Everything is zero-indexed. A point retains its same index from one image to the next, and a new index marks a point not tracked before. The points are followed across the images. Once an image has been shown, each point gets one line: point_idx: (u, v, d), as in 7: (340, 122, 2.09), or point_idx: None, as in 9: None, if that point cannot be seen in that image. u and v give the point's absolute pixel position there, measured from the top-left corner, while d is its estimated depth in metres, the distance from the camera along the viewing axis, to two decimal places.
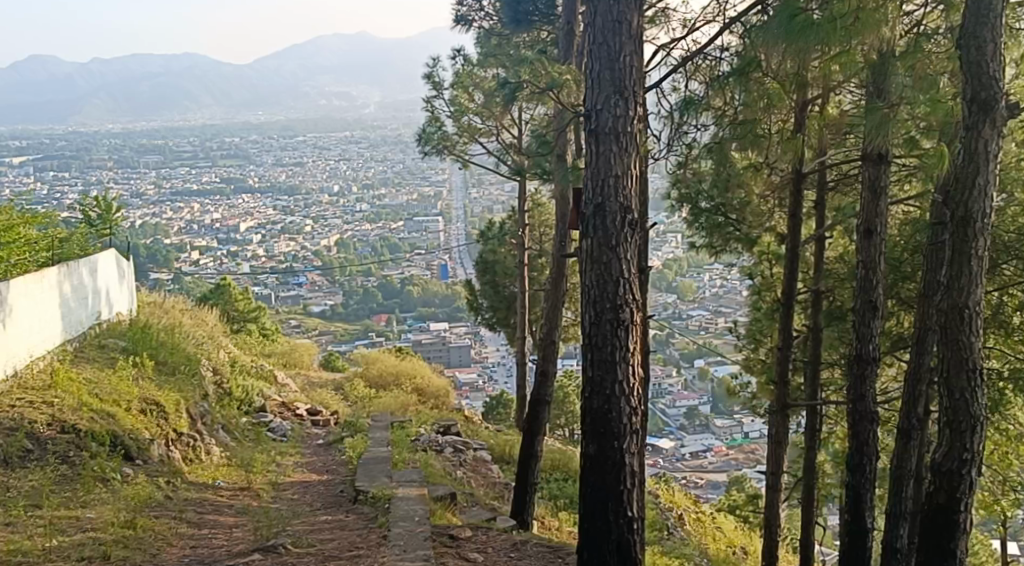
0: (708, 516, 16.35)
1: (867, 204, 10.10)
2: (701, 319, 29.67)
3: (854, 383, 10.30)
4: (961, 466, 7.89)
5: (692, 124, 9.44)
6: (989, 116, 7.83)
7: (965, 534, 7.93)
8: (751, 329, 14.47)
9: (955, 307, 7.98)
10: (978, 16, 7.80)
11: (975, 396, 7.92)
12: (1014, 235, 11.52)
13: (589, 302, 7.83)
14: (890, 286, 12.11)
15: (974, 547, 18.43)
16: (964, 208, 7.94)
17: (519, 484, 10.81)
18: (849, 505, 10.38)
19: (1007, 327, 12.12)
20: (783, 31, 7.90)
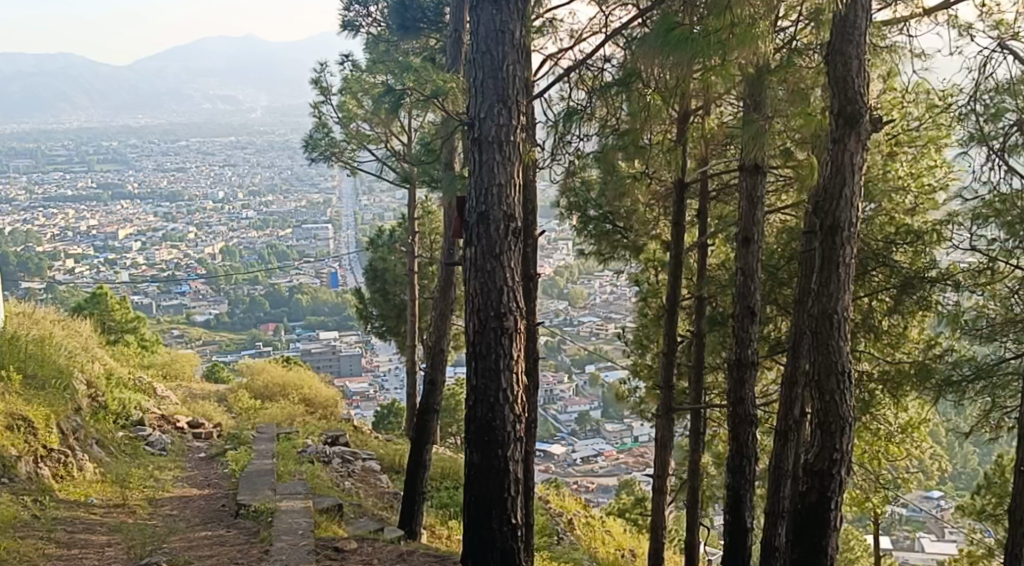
0: (598, 520, 16.54)
1: (745, 215, 10.36)
2: (592, 325, 30.04)
3: (734, 387, 10.55)
4: (832, 467, 8.19)
5: (574, 136, 9.52)
6: (855, 130, 8.15)
7: (835, 531, 8.25)
8: (638, 335, 14.66)
9: (825, 313, 8.27)
10: (844, 33, 8.08)
11: (844, 398, 8.22)
12: (881, 243, 12.01)
13: (473, 311, 7.87)
14: (768, 292, 12.46)
15: (850, 542, 19.06)
16: (832, 217, 8.24)
17: (407, 493, 10.77)
18: (730, 506, 10.64)
19: (877, 330, 12.54)
20: (660, 43, 8.07)
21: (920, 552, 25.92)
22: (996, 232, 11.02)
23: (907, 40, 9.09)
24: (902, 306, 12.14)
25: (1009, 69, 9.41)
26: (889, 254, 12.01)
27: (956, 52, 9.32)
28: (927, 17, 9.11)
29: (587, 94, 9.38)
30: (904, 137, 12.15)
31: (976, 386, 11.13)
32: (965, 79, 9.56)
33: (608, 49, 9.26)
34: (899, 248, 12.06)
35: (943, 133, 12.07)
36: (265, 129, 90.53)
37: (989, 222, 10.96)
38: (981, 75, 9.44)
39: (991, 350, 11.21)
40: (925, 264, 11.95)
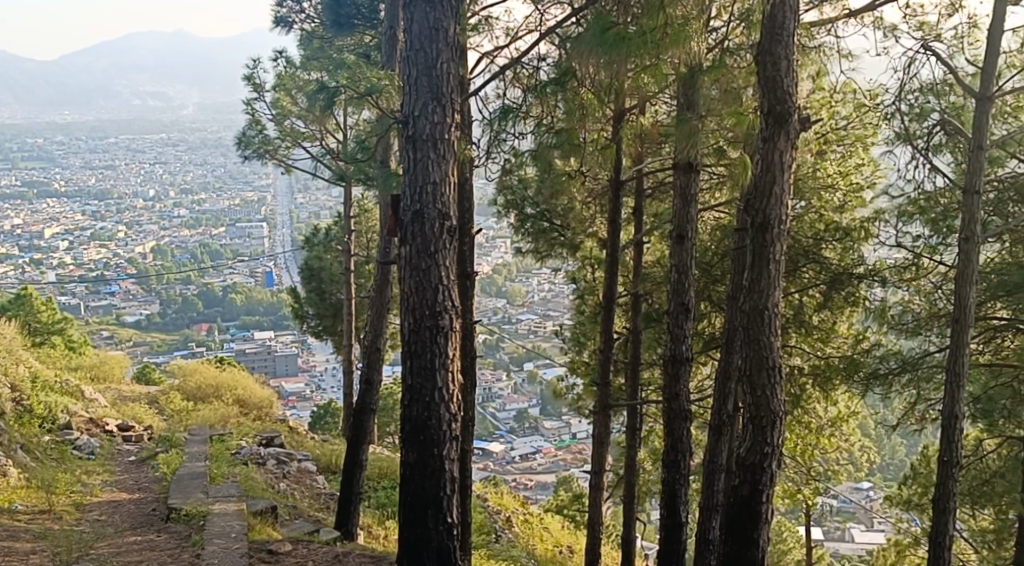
0: (536, 517, 16.56)
1: (679, 213, 10.46)
2: (530, 322, 30.08)
3: (668, 383, 10.64)
4: (763, 460, 8.32)
5: (509, 133, 9.34)
6: (784, 128, 8.27)
7: (766, 523, 8.38)
8: (575, 333, 14.69)
9: (756, 309, 8.39)
10: (773, 34, 8.21)
11: (775, 392, 8.35)
12: (811, 240, 12.28)
13: (408, 309, 7.83)
14: (702, 289, 12.57)
15: (783, 534, 19.32)
16: (763, 215, 8.36)
17: (343, 494, 10.68)
18: (665, 501, 10.72)
19: (807, 325, 12.77)
20: (597, 42, 8.08)
21: (850, 542, 26.52)
22: (920, 229, 11.38)
23: (834, 41, 9.27)
24: (831, 302, 12.40)
25: (933, 69, 9.86)
26: (819, 251, 12.29)
27: (883, 52, 9.63)
28: (854, 18, 9.26)
29: (522, 93, 9.33)
30: (833, 136, 12.42)
31: (902, 378, 11.43)
32: (891, 79, 9.96)
33: (543, 47, 9.34)
34: (828, 244, 12.28)
35: (869, 132, 12.41)
36: (198, 125, 89.18)
37: (913, 220, 11.35)
38: (906, 75, 9.88)
39: (916, 345, 11.44)
40: (854, 261, 12.17)
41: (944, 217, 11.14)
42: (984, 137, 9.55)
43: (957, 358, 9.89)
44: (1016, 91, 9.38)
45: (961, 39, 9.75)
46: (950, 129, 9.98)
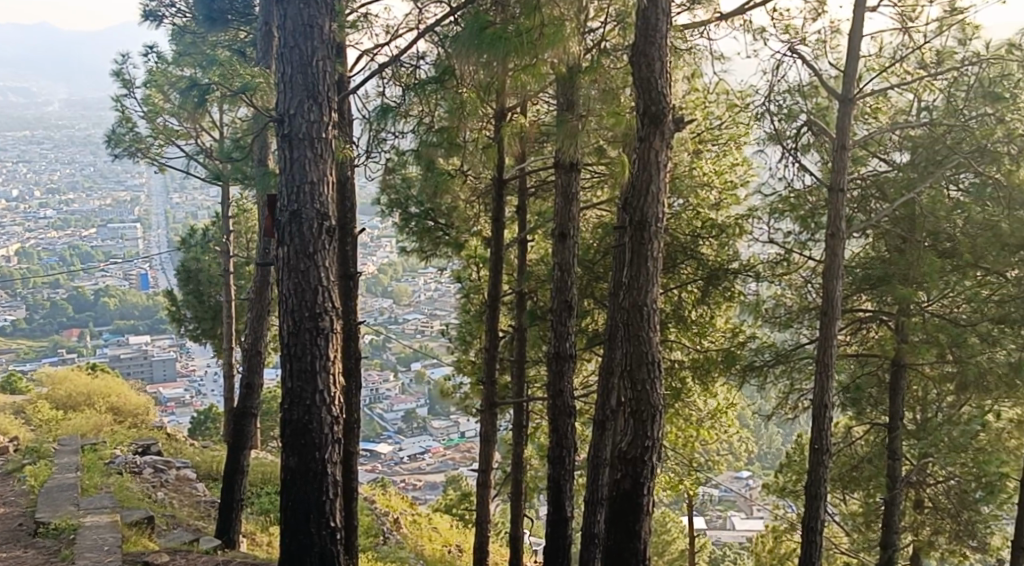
0: (424, 517, 16.45)
1: (560, 211, 10.51)
2: (417, 322, 29.92)
3: (553, 379, 10.70)
4: (644, 453, 8.51)
5: (390, 132, 9.27)
6: (659, 129, 8.45)
7: (648, 515, 8.57)
8: (462, 332, 14.58)
9: (635, 305, 8.55)
10: (647, 36, 8.34)
11: (655, 386, 8.54)
12: (688, 237, 12.64)
13: (287, 312, 7.67)
14: (585, 286, 12.66)
15: (666, 525, 19.65)
16: (641, 212, 8.52)
17: (224, 501, 10.42)
18: (550, 497, 10.76)
19: (686, 320, 13.08)
20: (474, 41, 8.08)
21: (728, 530, 27.46)
22: (790, 225, 11.65)
23: (706, 43, 9.57)
24: (708, 297, 12.76)
25: (799, 71, 10.09)
26: (696, 247, 12.64)
27: (753, 55, 9.99)
28: (724, 22, 9.61)
29: (402, 91, 9.21)
30: (707, 135, 12.67)
31: (776, 370, 11.69)
32: (762, 80, 10.21)
33: (422, 46, 9.22)
34: (705, 241, 12.64)
35: (742, 130, 12.66)
36: (67, 122, 86.03)
37: (784, 216, 11.60)
38: (775, 77, 10.13)
39: (789, 337, 11.85)
40: (729, 257, 12.55)
41: (812, 214, 11.38)
42: (846, 137, 9.87)
43: (826, 349, 10.20)
44: (876, 93, 9.74)
45: (823, 43, 10.05)
46: (816, 130, 10.25)
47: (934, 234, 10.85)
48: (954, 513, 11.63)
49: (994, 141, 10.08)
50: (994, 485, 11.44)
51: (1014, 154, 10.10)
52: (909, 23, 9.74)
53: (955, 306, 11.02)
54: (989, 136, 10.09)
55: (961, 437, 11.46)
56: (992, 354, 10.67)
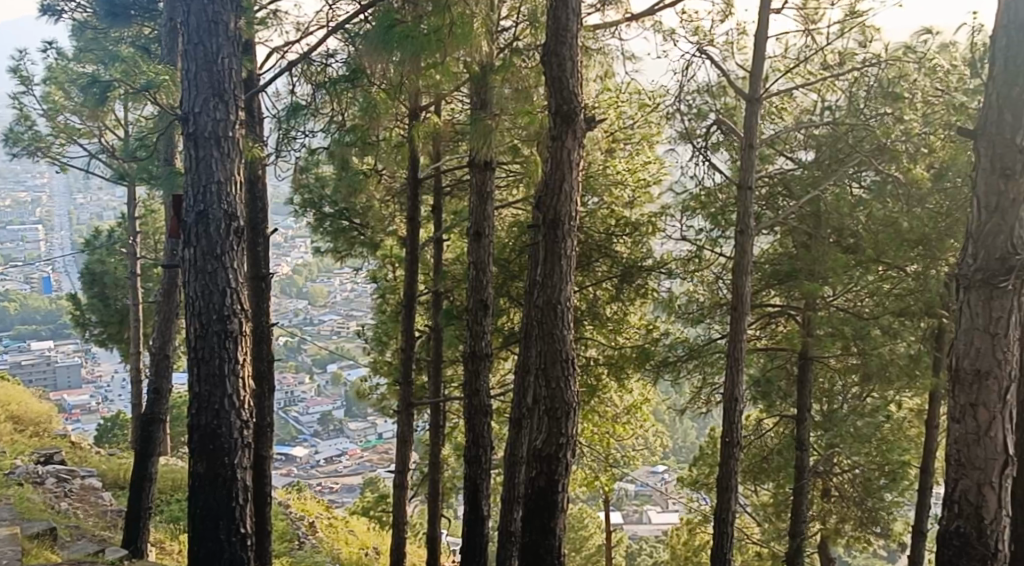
0: (341, 521, 16.24)
1: (476, 210, 10.45)
2: (333, 323, 29.61)
3: (469, 378, 10.63)
4: (558, 450, 8.51)
5: (300, 131, 9.05)
6: (571, 127, 8.45)
7: (563, 512, 8.58)
8: (377, 332, 14.37)
9: (549, 303, 8.55)
10: (558, 35, 8.35)
11: (569, 384, 8.55)
12: (603, 234, 12.76)
13: (193, 314, 7.48)
14: (501, 285, 12.62)
15: (584, 521, 19.75)
16: (554, 211, 8.54)
17: (131, 510, 10.16)
18: (467, 496, 10.70)
19: (601, 317, 13.19)
20: (380, 40, 8.00)
21: (646, 524, 28.20)
22: (701, 223, 11.71)
23: (618, 44, 9.72)
24: (623, 294, 12.90)
25: (708, 72, 10.22)
26: (610, 245, 12.79)
27: (663, 55, 10.12)
28: (635, 21, 9.70)
29: (312, 88, 8.87)
30: (621, 135, 12.86)
31: (689, 365, 11.81)
32: (672, 80, 10.28)
33: (333, 43, 8.71)
34: (618, 239, 12.82)
35: (654, 130, 12.94)
36: None
37: (695, 215, 11.71)
38: (685, 77, 10.22)
39: (700, 332, 11.87)
40: (643, 254, 12.72)
41: (723, 211, 11.46)
42: (753, 136, 9.99)
43: (736, 344, 10.32)
44: (781, 93, 9.87)
45: (731, 45, 10.22)
46: (725, 129, 10.43)
47: (839, 230, 11.05)
48: (859, 501, 12.08)
49: (893, 140, 10.23)
50: (897, 473, 11.76)
51: (911, 151, 10.32)
52: (811, 26, 9.95)
53: (860, 300, 11.28)
54: (889, 134, 10.23)
55: (866, 428, 11.48)
56: (894, 345, 10.97)
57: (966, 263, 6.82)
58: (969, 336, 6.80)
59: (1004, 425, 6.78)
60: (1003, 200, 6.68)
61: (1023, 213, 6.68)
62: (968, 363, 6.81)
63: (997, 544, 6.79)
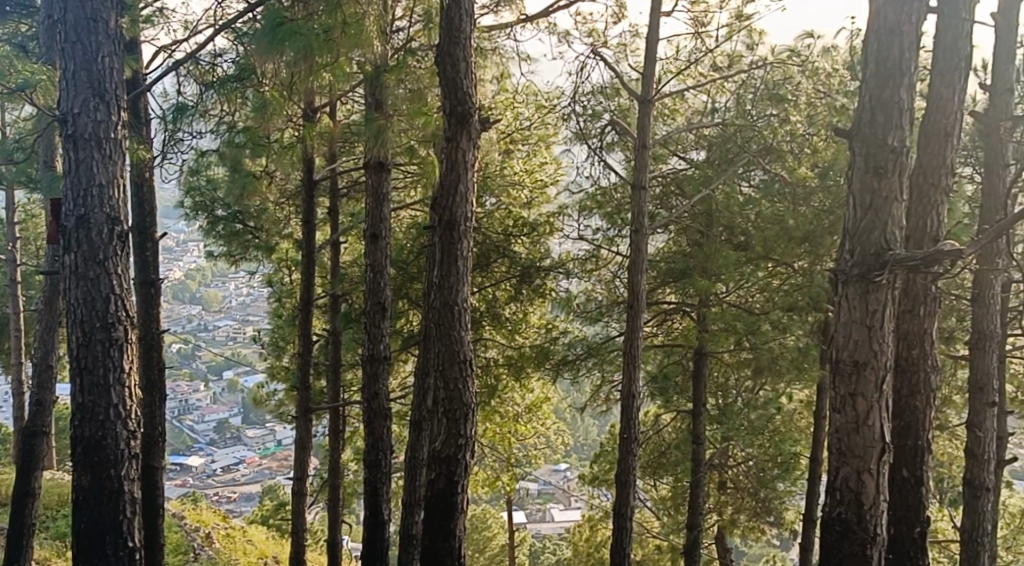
0: (238, 531, 15.92)
1: (372, 212, 10.33)
2: (228, 329, 29.05)
3: (367, 382, 10.51)
4: (457, 452, 8.51)
5: (187, 132, 8.74)
6: (466, 129, 8.45)
7: (462, 513, 8.57)
8: (273, 337, 14.09)
9: (447, 305, 8.54)
10: (451, 35, 8.33)
11: (467, 385, 8.54)
12: (500, 235, 12.79)
13: (75, 322, 7.24)
14: (399, 287, 12.44)
15: (487, 521, 19.71)
16: (450, 212, 8.52)
17: (14, 526, 9.86)
18: (367, 501, 10.58)
19: (501, 317, 13.25)
20: (267, 40, 7.77)
21: (550, 522, 28.41)
22: (598, 222, 11.90)
23: (513, 45, 9.87)
24: (522, 295, 12.98)
25: (603, 73, 10.34)
26: (509, 246, 12.81)
27: (557, 57, 10.22)
28: (529, 23, 9.91)
29: (200, 88, 8.66)
30: (518, 135, 12.98)
31: (588, 363, 11.94)
32: (566, 82, 10.41)
33: (220, 42, 8.48)
34: (516, 240, 12.83)
35: (551, 132, 13.14)
36: None
37: (592, 214, 11.90)
38: (579, 78, 10.34)
39: (598, 330, 11.99)
40: (542, 254, 12.76)
41: (618, 210, 11.71)
42: (647, 137, 10.15)
43: (632, 341, 10.45)
44: (673, 95, 10.02)
45: (625, 47, 10.28)
46: (619, 129, 10.54)
47: (729, 228, 11.34)
48: (753, 491, 12.33)
49: (778, 139, 10.54)
50: (790, 463, 11.97)
51: (795, 151, 10.66)
52: (701, 29, 10.10)
53: (751, 295, 11.68)
54: (775, 135, 10.50)
55: (758, 420, 11.79)
56: (783, 339, 11.20)
57: (843, 260, 6.75)
58: (846, 329, 6.73)
59: (881, 414, 6.72)
60: (876, 197, 6.67)
61: (896, 210, 6.67)
62: (846, 354, 6.73)
63: (876, 528, 6.72)
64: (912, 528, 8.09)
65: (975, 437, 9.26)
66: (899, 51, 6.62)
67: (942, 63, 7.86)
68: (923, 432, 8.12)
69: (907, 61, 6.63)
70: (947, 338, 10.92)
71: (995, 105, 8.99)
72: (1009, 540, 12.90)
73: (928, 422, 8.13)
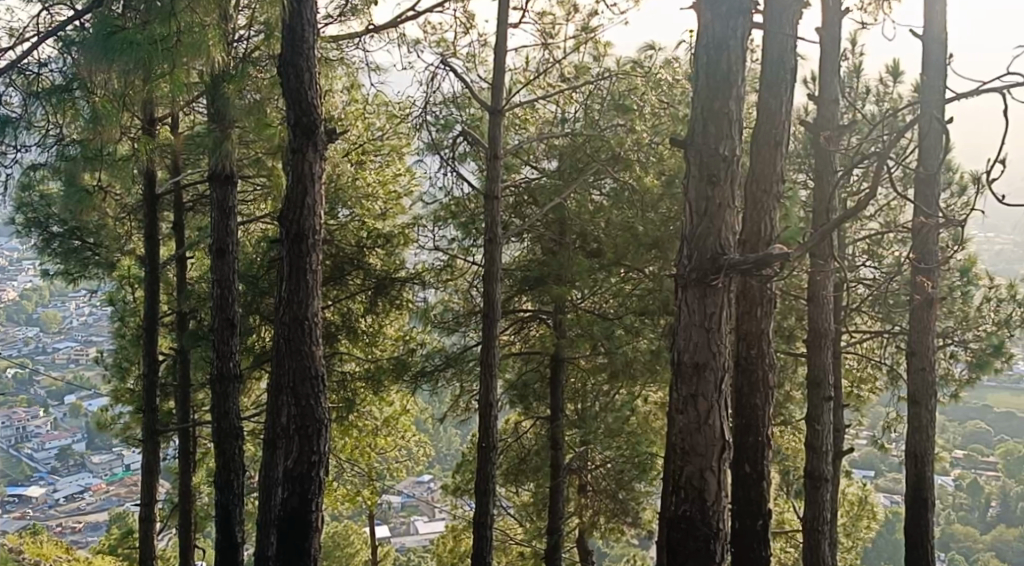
0: (84, 562, 15.30)
1: (217, 225, 10.06)
2: (69, 351, 27.82)
3: (217, 401, 10.26)
4: (310, 469, 8.41)
5: (11, 145, 8.10)
6: (312, 140, 8.37)
7: (318, 531, 8.50)
8: (117, 358, 13.58)
9: (296, 319, 8.42)
10: (294, 46, 8.25)
11: (319, 401, 8.45)
12: (354, 247, 12.77)
13: None
14: (250, 302, 12.11)
15: (350, 538, 19.45)
16: (297, 226, 8.41)
17: None
18: (218, 523, 10.38)
19: (356, 329, 13.10)
20: (100, 48, 7.55)
21: (415, 535, 28.34)
22: (453, 232, 11.89)
23: (363, 55, 10.06)
24: (377, 307, 12.94)
25: (452, 83, 10.31)
26: (363, 257, 12.80)
27: (407, 67, 10.18)
28: (377, 33, 10.08)
29: (25, 99, 8.04)
30: (370, 146, 13.04)
31: (446, 374, 11.91)
32: (417, 92, 10.32)
33: (45, 50, 7.93)
34: (371, 251, 12.84)
35: (403, 142, 13.24)
36: None
37: (447, 224, 11.84)
38: (430, 88, 10.27)
39: (457, 340, 11.96)
40: (396, 265, 12.79)
41: (472, 221, 11.70)
42: (498, 147, 10.15)
43: (489, 350, 10.42)
44: (522, 104, 10.05)
45: (474, 59, 10.35)
46: (470, 140, 10.40)
47: (582, 236, 11.62)
48: (612, 493, 12.50)
49: (626, 149, 10.84)
50: (645, 464, 12.06)
51: (642, 159, 11.00)
52: (548, 40, 10.26)
53: (604, 301, 11.82)
54: (622, 145, 10.84)
55: (614, 422, 12.10)
56: (636, 342, 11.38)
57: (682, 265, 6.96)
58: (687, 332, 6.93)
59: (721, 413, 6.95)
60: (711, 204, 6.90)
61: (729, 217, 6.92)
62: (686, 356, 6.93)
63: (718, 523, 6.96)
64: (754, 521, 8.35)
65: (814, 431, 9.68)
66: (727, 63, 6.91)
67: (771, 75, 8.21)
68: (764, 428, 8.36)
69: (734, 73, 6.93)
70: (786, 337, 11.43)
71: (822, 115, 9.49)
72: (849, 527, 13.59)
73: (767, 419, 8.39)
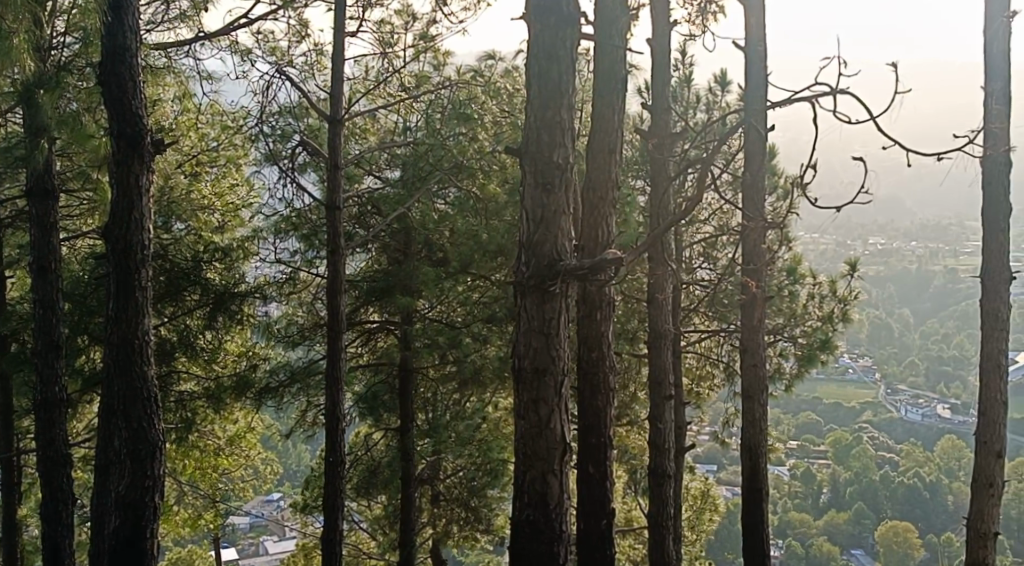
0: None
1: (37, 242, 9.53)
2: None
3: (42, 429, 9.71)
4: (144, 495, 8.08)
5: None
6: (137, 151, 8.05)
7: (154, 559, 8.18)
8: None
9: (126, 339, 8.06)
10: (115, 54, 7.92)
11: (153, 423, 8.13)
12: (189, 262, 12.22)
13: None
14: (77, 322, 11.46)
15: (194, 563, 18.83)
16: (124, 241, 8.06)
17: None
18: (46, 557, 9.91)
19: (195, 347, 12.53)
20: None
21: (264, 556, 27.66)
22: (296, 244, 11.71)
23: (194, 63, 9.71)
24: (217, 323, 12.30)
25: (289, 93, 10.04)
26: (200, 272, 12.22)
27: (241, 76, 9.90)
28: (208, 40, 9.75)
29: None
30: (204, 157, 12.79)
31: (292, 389, 11.77)
32: (251, 102, 10.02)
33: None
34: (208, 266, 12.30)
35: (240, 153, 12.96)
36: None
37: (288, 236, 11.62)
38: (265, 98, 9.95)
39: (301, 355, 11.73)
40: (236, 279, 12.26)
41: (314, 232, 11.55)
42: (338, 157, 9.94)
43: (335, 363, 10.16)
44: (362, 113, 9.84)
45: (310, 66, 10.02)
46: (309, 150, 10.06)
47: (427, 245, 11.57)
48: (463, 501, 12.52)
49: (468, 157, 10.90)
50: (496, 470, 12.08)
51: (485, 168, 11.15)
52: (387, 49, 10.11)
53: (451, 310, 11.78)
54: (464, 152, 10.84)
55: (466, 430, 11.99)
56: (484, 350, 11.45)
57: (520, 270, 6.97)
58: (526, 338, 6.96)
59: (562, 417, 7.00)
60: (547, 211, 6.92)
61: (565, 223, 6.97)
62: (527, 361, 6.95)
63: (562, 526, 6.97)
64: (599, 520, 8.34)
65: (656, 429, 9.88)
66: (558, 72, 6.98)
67: (603, 85, 8.29)
68: (605, 429, 8.46)
69: (566, 82, 7.01)
70: (630, 338, 11.57)
71: (657, 123, 9.64)
72: (693, 520, 14.00)
73: (609, 420, 8.48)
